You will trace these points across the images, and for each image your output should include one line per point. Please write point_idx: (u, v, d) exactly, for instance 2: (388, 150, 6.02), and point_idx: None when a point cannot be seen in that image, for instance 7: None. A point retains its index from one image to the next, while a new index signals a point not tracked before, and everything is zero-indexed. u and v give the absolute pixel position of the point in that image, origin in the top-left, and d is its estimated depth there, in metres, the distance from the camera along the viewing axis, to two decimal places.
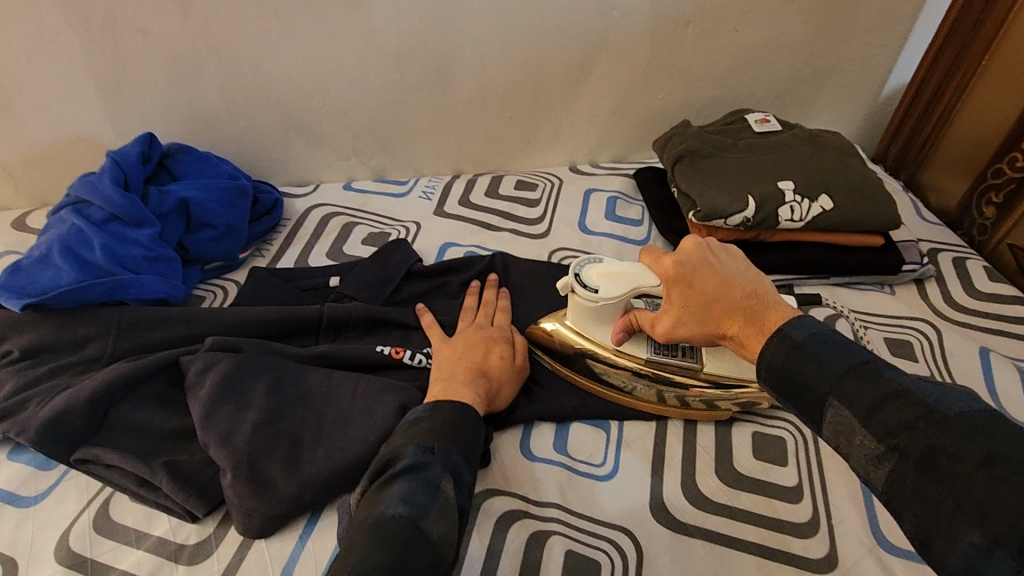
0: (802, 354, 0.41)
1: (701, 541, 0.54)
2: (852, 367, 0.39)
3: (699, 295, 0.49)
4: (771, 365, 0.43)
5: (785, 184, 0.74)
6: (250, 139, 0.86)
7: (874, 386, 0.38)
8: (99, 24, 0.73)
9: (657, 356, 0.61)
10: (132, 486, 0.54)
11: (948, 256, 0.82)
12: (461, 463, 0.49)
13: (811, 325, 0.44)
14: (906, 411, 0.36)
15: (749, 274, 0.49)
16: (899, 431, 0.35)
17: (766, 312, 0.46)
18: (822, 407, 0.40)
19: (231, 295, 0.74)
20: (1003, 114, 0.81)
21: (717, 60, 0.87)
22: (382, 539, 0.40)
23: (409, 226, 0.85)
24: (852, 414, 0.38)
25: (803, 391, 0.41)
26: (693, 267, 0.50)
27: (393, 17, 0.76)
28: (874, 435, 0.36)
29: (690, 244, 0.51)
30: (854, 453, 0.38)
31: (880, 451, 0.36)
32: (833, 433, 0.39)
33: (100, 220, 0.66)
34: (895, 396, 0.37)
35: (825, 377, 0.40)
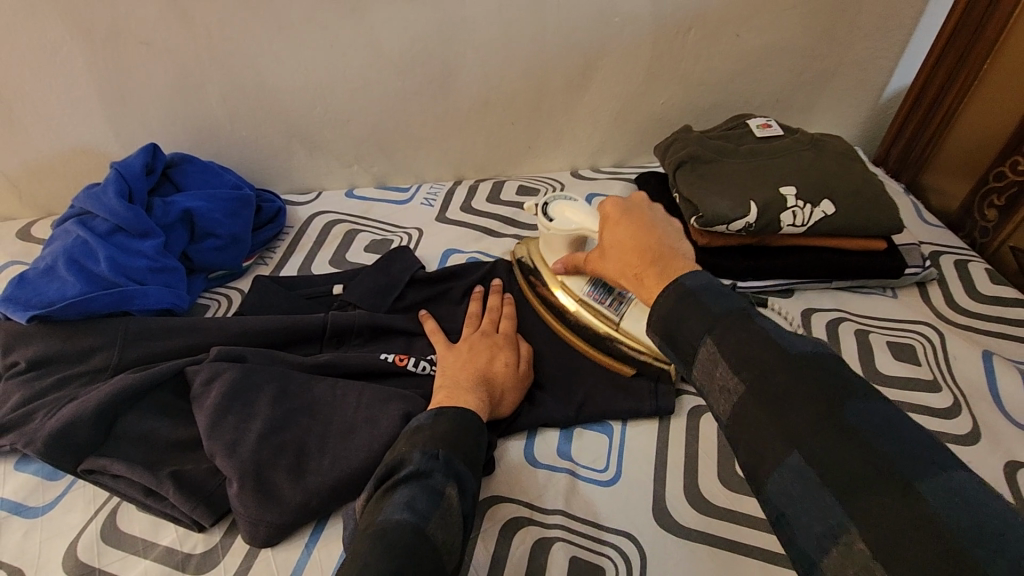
0: (687, 298, 0.42)
1: (706, 547, 0.54)
2: (729, 311, 0.40)
3: (621, 233, 0.53)
4: (659, 310, 0.44)
5: (787, 189, 0.74)
6: (253, 148, 0.87)
7: (746, 329, 0.39)
8: (102, 36, 0.73)
9: (589, 296, 0.68)
10: (139, 496, 0.54)
11: (950, 259, 0.82)
12: (464, 469, 0.49)
13: (702, 280, 0.44)
14: (764, 352, 0.37)
15: (676, 235, 0.52)
16: (754, 369, 0.37)
17: (671, 257, 0.48)
18: (695, 345, 0.41)
19: (234, 303, 0.75)
20: (1004, 117, 0.81)
21: (717, 65, 0.88)
22: (386, 544, 0.41)
23: (411, 232, 0.85)
24: (719, 352, 0.39)
25: (679, 327, 0.42)
26: (628, 214, 0.55)
27: (395, 26, 0.76)
28: (731, 371, 0.38)
29: (636, 199, 0.57)
30: (713, 389, 0.39)
31: (735, 386, 0.38)
32: (699, 374, 0.41)
33: (104, 232, 0.67)
34: (758, 338, 0.38)
35: (702, 320, 0.41)
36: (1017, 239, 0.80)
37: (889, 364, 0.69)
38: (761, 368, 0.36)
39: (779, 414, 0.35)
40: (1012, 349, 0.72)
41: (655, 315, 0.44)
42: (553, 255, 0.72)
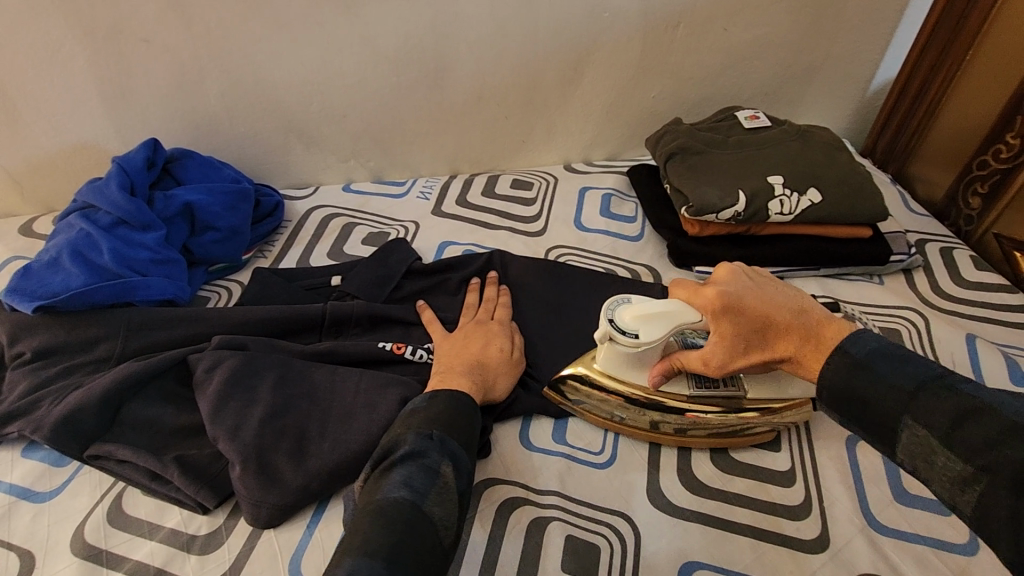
0: (860, 373, 0.44)
1: (697, 525, 0.56)
2: (924, 385, 0.41)
3: (749, 321, 0.50)
4: (832, 384, 0.45)
5: (774, 178, 0.76)
6: (251, 143, 0.88)
7: (952, 401, 0.39)
8: (102, 34, 0.74)
9: (698, 389, 0.60)
10: (144, 480, 0.56)
11: (935, 246, 0.84)
12: (459, 449, 0.51)
13: (869, 340, 0.46)
14: (992, 433, 0.36)
15: (793, 293, 0.51)
16: (984, 451, 0.36)
17: (817, 325, 0.48)
18: (895, 427, 0.41)
19: (235, 295, 0.76)
20: (988, 106, 0.83)
21: (706, 59, 0.89)
22: (385, 522, 0.42)
23: (408, 225, 0.87)
24: (930, 436, 0.39)
25: (873, 411, 0.43)
26: (739, 289, 0.51)
27: (390, 23, 0.78)
28: (955, 455, 0.38)
29: (728, 270, 0.52)
30: (937, 474, 0.39)
31: (966, 472, 0.37)
32: (909, 456, 0.41)
33: (107, 224, 0.68)
34: (981, 413, 0.37)
35: (897, 399, 0.42)
36: (1000, 226, 0.82)
37: None
38: (995, 451, 0.36)
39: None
40: (995, 333, 0.74)
41: (824, 391, 0.46)
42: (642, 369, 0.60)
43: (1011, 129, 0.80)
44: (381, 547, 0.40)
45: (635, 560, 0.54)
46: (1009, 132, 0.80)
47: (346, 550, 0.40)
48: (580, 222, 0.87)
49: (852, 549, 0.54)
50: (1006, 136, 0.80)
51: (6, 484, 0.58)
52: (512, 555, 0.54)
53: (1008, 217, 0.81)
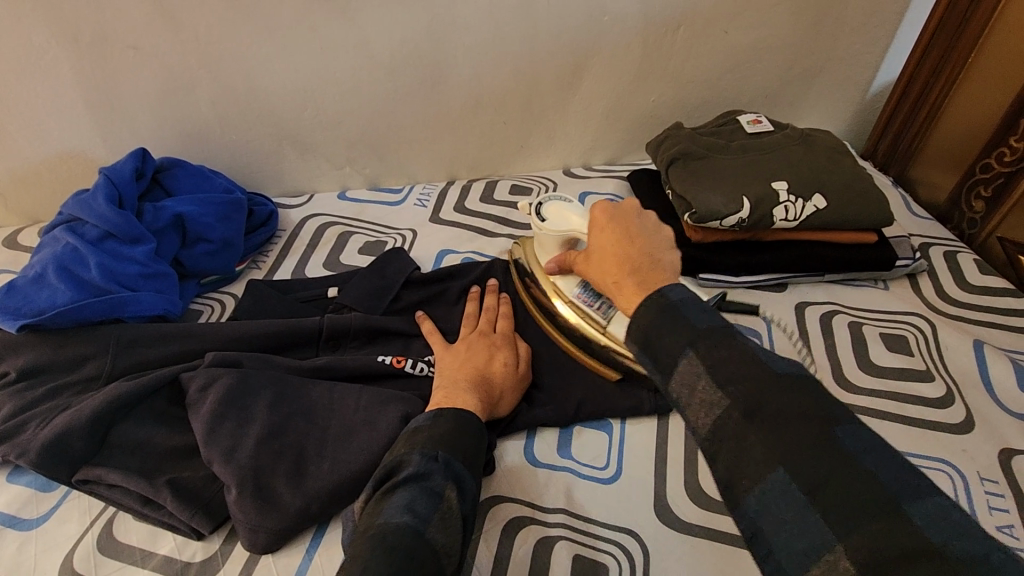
0: (666, 311, 0.42)
1: (708, 542, 0.54)
2: (713, 327, 0.40)
3: (606, 243, 0.51)
4: (639, 321, 0.43)
5: (779, 184, 0.75)
6: (243, 151, 0.86)
7: (730, 344, 0.39)
8: (89, 41, 0.72)
9: (577, 298, 0.67)
10: (135, 506, 0.53)
11: (939, 250, 0.83)
12: (464, 470, 0.49)
13: (684, 293, 0.44)
14: (747, 367, 0.37)
15: (664, 247, 0.50)
16: (740, 383, 0.37)
17: (651, 268, 0.47)
18: (675, 357, 0.40)
19: (228, 308, 0.74)
20: (991, 109, 0.82)
21: (707, 62, 0.88)
22: (386, 549, 0.41)
23: (405, 233, 0.85)
24: (702, 365, 0.39)
25: (656, 340, 0.41)
26: (618, 218, 0.53)
27: (385, 28, 0.76)
28: (714, 383, 0.38)
29: (629, 204, 0.54)
30: (692, 401, 0.38)
31: (721, 399, 0.37)
32: (677, 384, 0.40)
33: (95, 238, 0.66)
34: (742, 352, 0.38)
35: (686, 331, 0.40)
36: (1005, 229, 0.81)
37: (883, 356, 0.70)
38: (748, 382, 0.36)
39: (764, 428, 0.35)
40: (1002, 338, 0.73)
41: (633, 324, 0.43)
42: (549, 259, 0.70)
43: (1013, 132, 0.79)
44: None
45: None
46: (1012, 135, 0.79)
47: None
48: None
49: None
50: (1010, 138, 0.79)
51: None
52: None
53: (1012, 220, 0.80)
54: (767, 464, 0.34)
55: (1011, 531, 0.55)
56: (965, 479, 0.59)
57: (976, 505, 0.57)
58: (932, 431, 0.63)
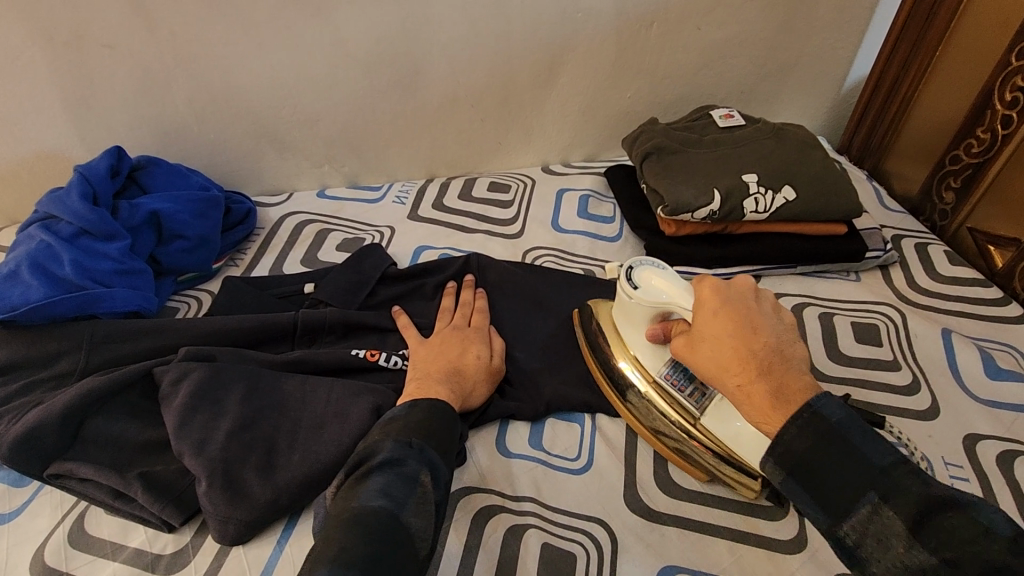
0: (824, 438, 0.41)
1: (674, 528, 0.55)
2: (895, 468, 0.39)
3: (726, 331, 0.46)
4: (792, 447, 0.42)
5: (749, 177, 0.76)
6: (221, 150, 0.87)
7: (921, 492, 0.38)
8: (63, 39, 0.72)
9: (665, 380, 0.58)
10: (107, 499, 0.54)
11: (911, 242, 0.85)
12: (439, 458, 0.50)
13: (840, 409, 0.42)
14: (967, 533, 0.35)
15: (789, 339, 0.46)
16: (956, 548, 0.35)
17: (787, 371, 0.44)
18: (853, 504, 0.39)
19: (205, 305, 0.74)
20: (959, 102, 0.83)
21: (682, 58, 0.89)
22: (362, 533, 0.41)
23: (383, 230, 0.86)
24: (900, 523, 0.38)
25: (827, 478, 0.40)
26: (732, 302, 0.47)
27: (361, 26, 0.77)
28: (922, 548, 0.37)
29: (743, 284, 0.49)
30: (888, 558, 0.38)
31: (928, 565, 0.36)
32: (856, 530, 0.39)
33: (69, 235, 0.66)
34: (950, 512, 0.37)
35: (866, 473, 0.39)
36: (974, 220, 0.82)
37: (851, 345, 0.71)
38: (965, 550, 0.35)
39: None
40: (970, 327, 0.74)
41: (777, 446, 0.42)
42: (635, 330, 0.61)
43: (981, 123, 0.80)
44: (358, 558, 0.39)
45: (611, 567, 0.53)
46: (979, 127, 0.80)
47: (321, 560, 0.39)
48: (558, 224, 0.86)
49: (829, 548, 0.54)
50: (977, 130, 0.80)
51: None
52: (487, 565, 0.53)
53: (981, 210, 0.81)
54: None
55: None
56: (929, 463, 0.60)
57: None
58: (898, 418, 0.64)
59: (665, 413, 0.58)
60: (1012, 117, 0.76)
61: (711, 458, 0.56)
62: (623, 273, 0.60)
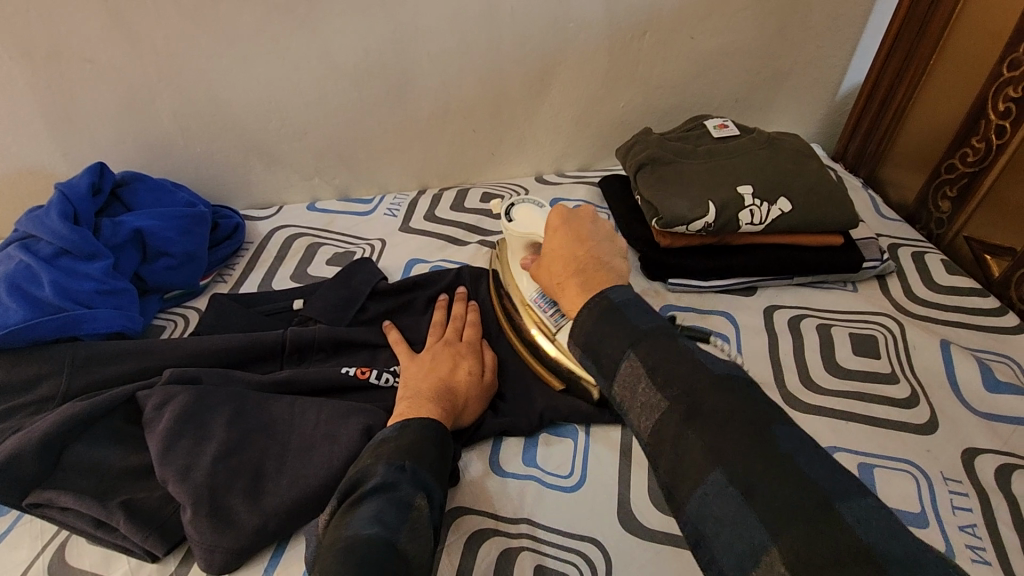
0: (609, 312, 0.46)
1: (671, 549, 0.54)
2: (652, 330, 0.44)
3: (558, 246, 0.55)
4: (581, 323, 0.47)
5: (744, 188, 0.75)
6: (209, 164, 0.85)
7: (670, 347, 0.42)
8: (44, 54, 0.71)
9: (534, 303, 0.68)
10: (88, 529, 0.52)
11: (908, 251, 0.84)
12: (432, 480, 0.49)
13: (627, 295, 0.47)
14: (691, 374, 0.40)
15: (614, 255, 0.54)
16: (681, 385, 0.39)
17: (597, 269, 0.51)
18: (618, 360, 0.43)
19: (191, 323, 0.73)
20: (953, 110, 0.83)
21: (675, 67, 0.88)
22: (356, 560, 0.40)
23: (374, 243, 0.84)
24: (643, 368, 0.42)
25: (603, 341, 0.45)
26: (569, 223, 0.56)
27: (348, 37, 0.76)
28: (656, 388, 0.40)
29: (585, 211, 0.58)
30: (635, 404, 0.41)
31: (664, 404, 0.39)
32: (620, 386, 0.43)
33: (49, 255, 0.65)
34: (680, 356, 0.41)
35: (630, 334, 0.44)
36: (971, 228, 0.81)
37: (850, 357, 0.70)
38: (689, 384, 0.39)
39: (704, 430, 0.37)
40: (968, 338, 0.73)
41: (575, 323, 0.48)
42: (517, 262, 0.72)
43: (975, 132, 0.79)
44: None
45: None
46: (974, 136, 0.80)
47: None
48: None
49: None
50: (973, 138, 0.80)
51: None
52: None
53: (978, 219, 0.80)
54: (708, 464, 0.36)
55: (972, 529, 0.55)
56: (930, 479, 0.59)
57: (939, 505, 0.57)
58: (898, 432, 0.63)
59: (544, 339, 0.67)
60: (1006, 127, 0.75)
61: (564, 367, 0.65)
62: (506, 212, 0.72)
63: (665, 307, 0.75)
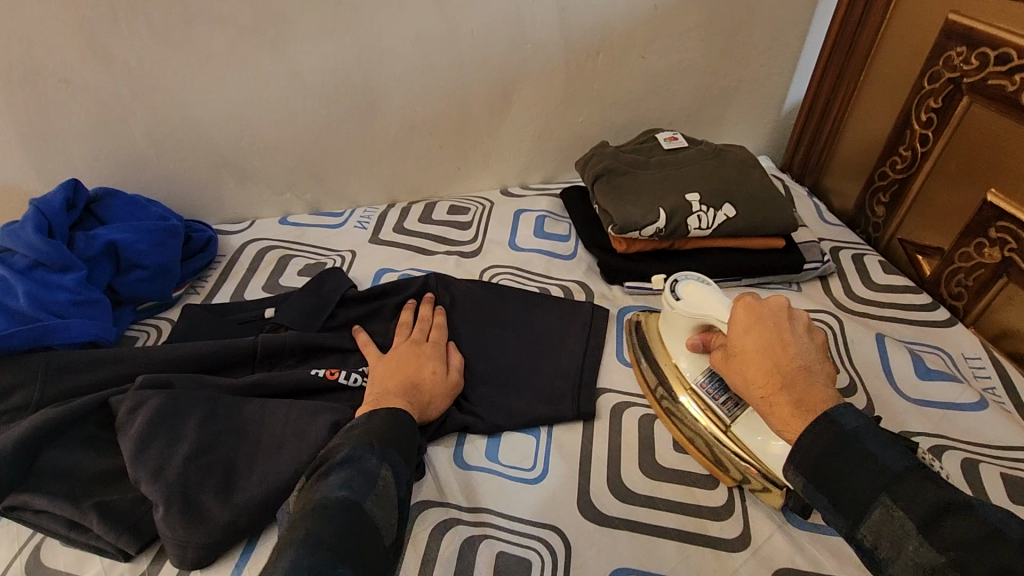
0: (844, 442, 0.43)
1: (625, 531, 0.57)
2: (909, 471, 0.40)
3: (754, 349, 0.50)
4: (810, 450, 0.44)
5: (692, 196, 0.80)
6: (182, 180, 0.88)
7: (936, 493, 0.39)
8: (20, 76, 0.74)
9: (701, 388, 0.63)
10: (62, 530, 0.54)
11: (848, 253, 0.90)
12: (398, 456, 0.51)
13: (859, 419, 0.44)
14: (976, 535, 0.36)
15: (820, 357, 0.50)
16: (964, 548, 0.36)
17: (810, 384, 0.47)
18: (867, 504, 0.41)
19: (165, 333, 0.75)
20: (883, 122, 0.90)
21: (629, 84, 0.94)
22: (326, 519, 0.42)
23: (345, 255, 0.87)
24: (909, 521, 0.39)
25: (845, 481, 0.42)
26: (764, 321, 0.51)
27: (317, 58, 0.80)
28: (934, 548, 0.37)
29: (777, 301, 0.52)
30: (902, 559, 0.38)
31: (942, 565, 0.36)
32: (875, 535, 0.40)
33: (24, 268, 0.67)
34: (952, 510, 0.38)
35: (879, 474, 0.41)
36: (903, 231, 0.88)
37: None
38: (977, 549, 0.35)
39: None
40: (902, 331, 0.79)
41: (797, 453, 0.45)
42: (676, 339, 0.67)
43: (903, 142, 0.86)
44: (323, 541, 0.40)
45: (565, 572, 0.55)
46: (901, 146, 0.86)
47: (284, 545, 0.40)
48: (515, 243, 0.89)
49: (771, 544, 0.56)
50: (900, 148, 0.86)
51: None
52: None
53: (908, 222, 0.87)
54: None
55: None
56: None
57: None
58: None
59: (714, 434, 0.61)
60: (928, 136, 0.82)
61: (739, 465, 0.59)
62: (667, 284, 0.66)
63: (622, 308, 0.80)
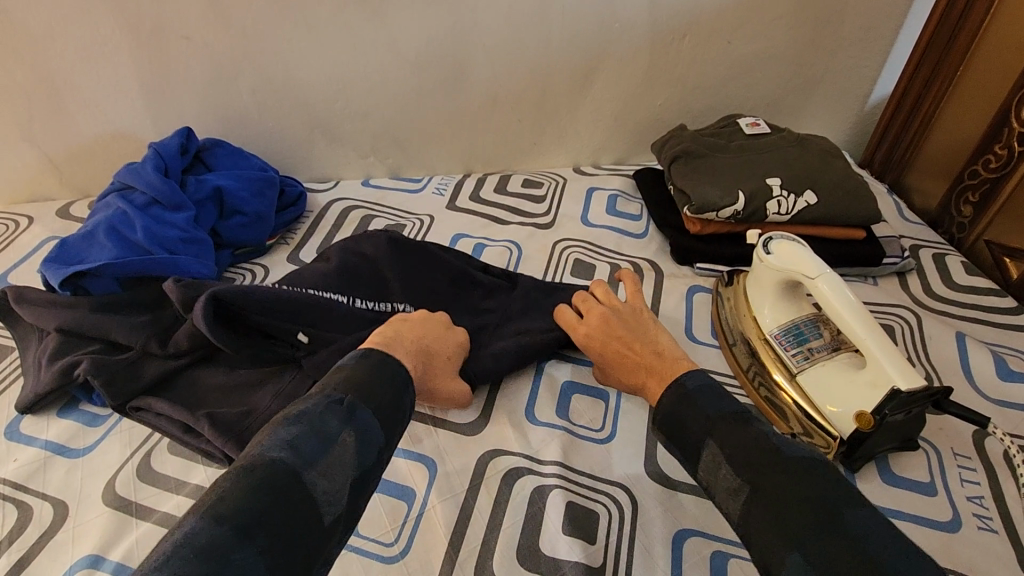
0: (688, 399, 0.49)
1: (691, 496, 0.59)
2: (729, 414, 0.46)
3: (609, 351, 0.60)
4: (662, 407, 0.50)
5: (772, 180, 0.81)
6: (277, 138, 0.93)
7: (748, 430, 0.45)
8: (147, 31, 0.80)
9: (775, 338, 0.67)
10: (177, 433, 0.60)
11: (929, 252, 0.88)
12: (371, 422, 0.43)
13: (701, 381, 0.50)
14: (760, 454, 0.42)
15: (653, 330, 0.61)
16: (750, 470, 0.42)
17: (659, 362, 0.55)
18: (698, 447, 0.46)
19: (259, 277, 0.80)
20: (979, 120, 0.87)
21: (712, 68, 0.94)
22: (251, 481, 0.36)
23: (423, 219, 0.91)
24: (722, 455, 0.44)
25: (689, 429, 0.47)
26: (583, 322, 0.64)
27: (413, 28, 0.83)
28: (734, 471, 0.43)
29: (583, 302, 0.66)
30: (720, 486, 0.44)
31: (739, 485, 0.42)
32: (705, 472, 0.45)
33: (142, 204, 0.74)
34: (754, 435, 0.44)
35: (703, 422, 0.47)
36: (991, 233, 0.85)
37: None
38: (755, 468, 0.42)
39: (772, 506, 0.40)
40: (984, 333, 0.77)
41: (658, 415, 0.50)
42: (759, 293, 0.70)
43: (998, 140, 0.83)
44: (237, 508, 0.34)
45: (632, 526, 0.56)
46: (997, 144, 0.84)
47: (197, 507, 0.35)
48: (587, 218, 0.91)
49: None
50: (996, 145, 0.84)
51: (44, 440, 0.62)
52: (513, 519, 0.57)
53: (998, 224, 0.84)
54: (784, 545, 0.38)
55: (979, 500, 0.59)
56: (942, 455, 0.62)
57: (949, 478, 0.60)
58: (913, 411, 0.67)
59: (780, 379, 0.65)
60: None
61: (797, 413, 0.63)
62: (761, 242, 0.69)
63: (691, 288, 0.81)
